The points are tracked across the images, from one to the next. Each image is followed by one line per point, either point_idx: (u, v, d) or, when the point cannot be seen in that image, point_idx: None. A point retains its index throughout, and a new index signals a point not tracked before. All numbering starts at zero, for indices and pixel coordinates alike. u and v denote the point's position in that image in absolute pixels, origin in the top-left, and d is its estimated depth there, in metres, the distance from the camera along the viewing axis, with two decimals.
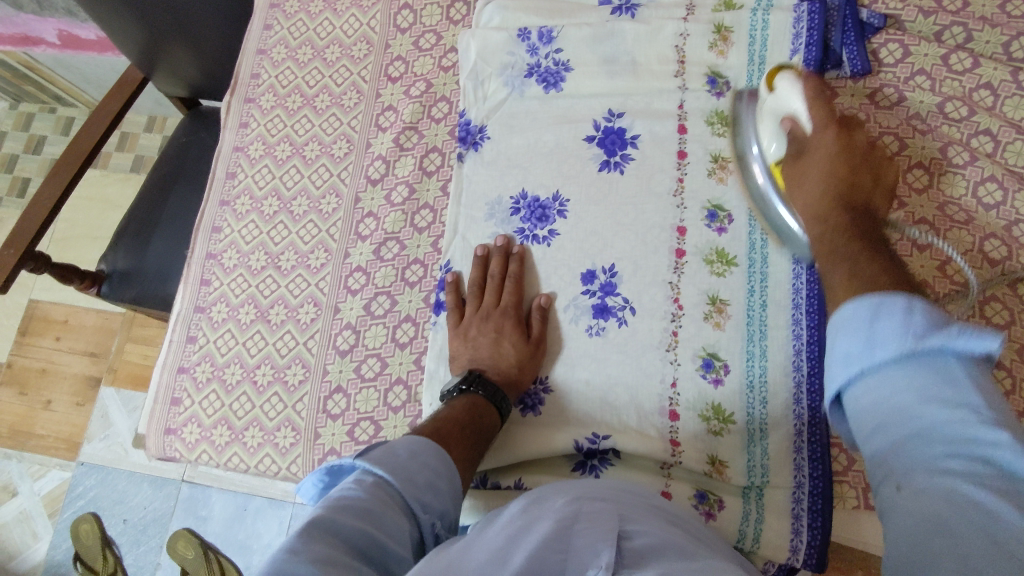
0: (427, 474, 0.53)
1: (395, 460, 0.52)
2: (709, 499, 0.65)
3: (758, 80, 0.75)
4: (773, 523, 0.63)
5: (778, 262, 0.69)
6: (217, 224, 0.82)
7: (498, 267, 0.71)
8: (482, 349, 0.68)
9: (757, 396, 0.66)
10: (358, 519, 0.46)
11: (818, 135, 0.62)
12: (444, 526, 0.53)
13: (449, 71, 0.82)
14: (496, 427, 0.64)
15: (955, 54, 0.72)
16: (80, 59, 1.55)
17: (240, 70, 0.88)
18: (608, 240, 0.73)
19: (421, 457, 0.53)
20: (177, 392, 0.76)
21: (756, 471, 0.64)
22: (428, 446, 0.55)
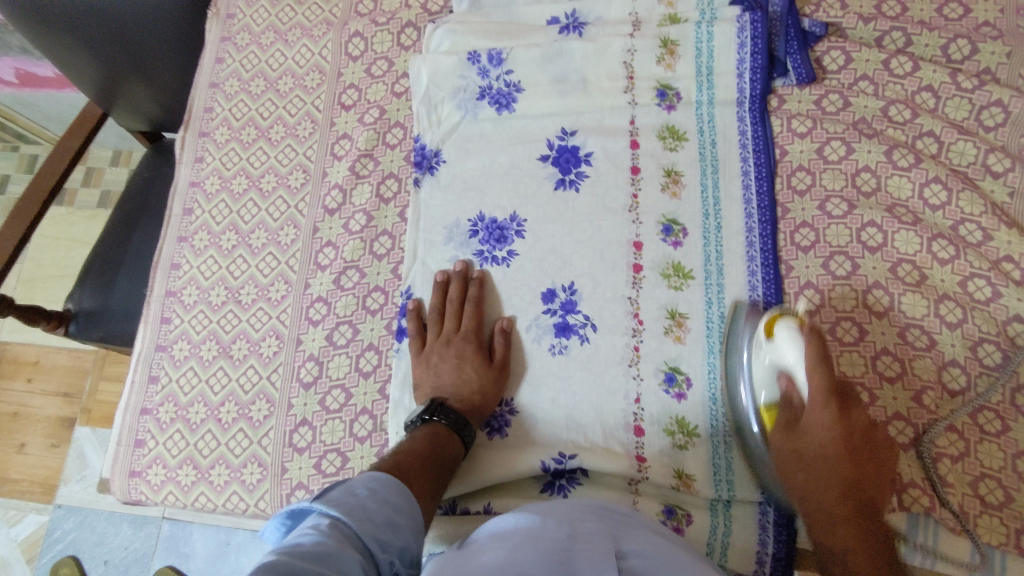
0: (385, 512, 0.53)
1: (354, 500, 0.52)
2: (678, 514, 0.65)
3: (707, 92, 0.76)
4: (740, 533, 0.64)
5: (732, 272, 0.71)
6: (175, 261, 0.81)
7: (457, 292, 0.71)
8: (445, 376, 0.68)
9: (720, 406, 0.67)
10: (315, 562, 0.44)
11: (815, 411, 0.57)
12: (402, 562, 0.52)
13: (402, 96, 0.83)
14: (459, 456, 0.63)
15: (896, 58, 0.73)
16: (39, 97, 1.54)
17: (192, 104, 0.87)
18: (567, 260, 0.73)
19: (381, 495, 0.53)
20: (141, 433, 0.75)
21: (722, 481, 0.65)
22: (388, 482, 0.55)
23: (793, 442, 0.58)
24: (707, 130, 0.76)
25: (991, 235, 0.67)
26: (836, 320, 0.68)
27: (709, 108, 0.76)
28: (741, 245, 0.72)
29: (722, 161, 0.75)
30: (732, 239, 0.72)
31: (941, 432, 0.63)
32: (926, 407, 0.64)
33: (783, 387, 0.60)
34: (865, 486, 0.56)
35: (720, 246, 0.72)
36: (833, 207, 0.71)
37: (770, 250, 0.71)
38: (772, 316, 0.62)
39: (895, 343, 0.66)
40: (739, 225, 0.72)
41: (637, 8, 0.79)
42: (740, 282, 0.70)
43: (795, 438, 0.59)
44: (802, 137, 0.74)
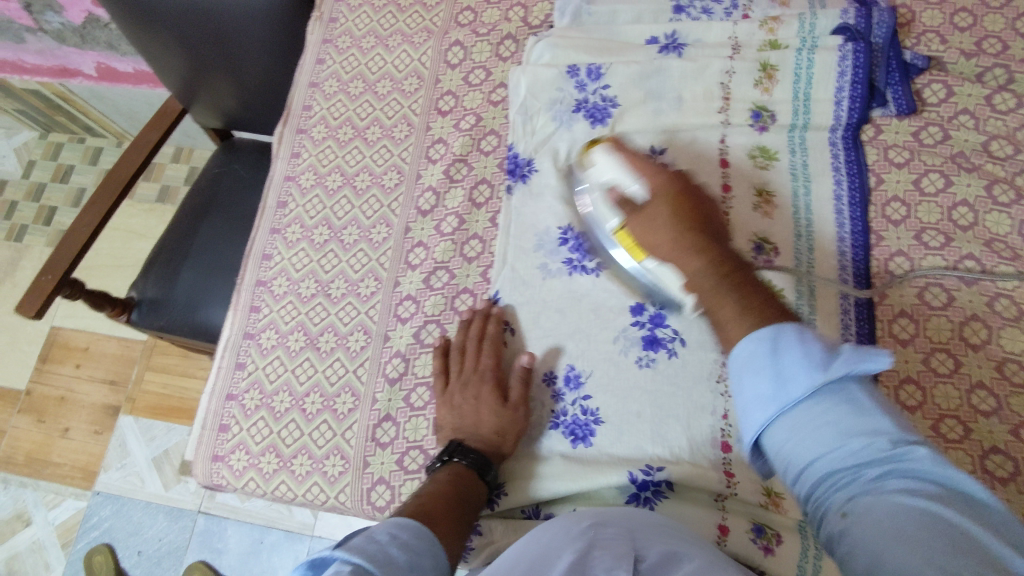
0: (408, 557, 0.48)
1: (376, 547, 0.48)
2: (767, 533, 0.64)
3: (802, 116, 0.77)
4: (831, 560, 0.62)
5: (825, 295, 0.70)
6: (267, 252, 0.83)
7: (478, 330, 0.72)
8: (464, 417, 0.68)
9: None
10: None
11: (653, 191, 0.66)
12: None
13: (498, 105, 0.84)
14: (481, 496, 0.63)
15: (999, 94, 0.74)
16: (114, 91, 1.58)
17: (292, 102, 0.90)
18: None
19: (404, 539, 0.50)
20: (225, 418, 0.76)
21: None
22: (408, 525, 0.51)
23: (638, 219, 0.66)
24: (798, 151, 0.76)
25: None
26: (931, 350, 0.67)
27: (802, 132, 0.77)
28: (834, 270, 0.72)
29: (814, 182, 0.75)
30: (823, 262, 0.72)
31: None
32: None
33: (652, 234, 0.65)
34: (722, 260, 0.60)
35: (812, 267, 0.72)
36: (929, 238, 0.71)
37: (862, 275, 0.71)
38: (591, 140, 0.74)
39: (991, 377, 0.65)
40: (830, 249, 0.73)
41: (736, 33, 0.80)
42: (832, 297, 0.70)
43: (642, 226, 0.66)
44: (899, 167, 0.74)
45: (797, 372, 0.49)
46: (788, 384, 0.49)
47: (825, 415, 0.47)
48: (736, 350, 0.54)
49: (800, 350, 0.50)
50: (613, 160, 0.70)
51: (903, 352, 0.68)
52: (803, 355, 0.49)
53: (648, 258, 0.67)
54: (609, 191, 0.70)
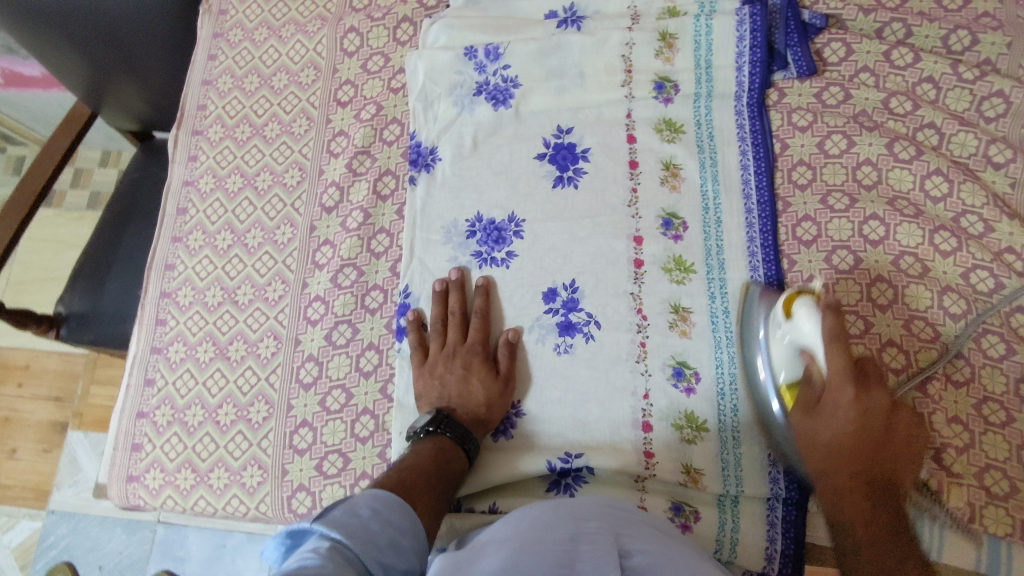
0: (389, 532, 0.51)
1: (357, 521, 0.51)
2: (685, 510, 0.64)
3: (706, 87, 0.75)
4: (749, 529, 0.63)
5: (735, 267, 0.70)
6: (170, 262, 0.80)
7: (459, 303, 0.71)
8: (451, 388, 0.67)
9: (728, 400, 0.66)
10: None
11: (841, 392, 0.58)
12: None
13: (399, 92, 0.81)
14: (464, 472, 0.63)
15: (897, 49, 0.73)
16: (24, 97, 1.51)
17: (185, 102, 0.86)
18: (566, 259, 0.72)
19: (384, 515, 0.52)
20: (138, 437, 0.74)
21: (730, 474, 0.64)
22: (389, 499, 0.54)
23: (807, 419, 0.59)
24: (704, 123, 0.75)
25: (992, 227, 0.67)
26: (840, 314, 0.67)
27: (707, 101, 0.75)
28: (742, 240, 0.71)
29: (720, 152, 0.74)
30: (731, 231, 0.72)
31: (946, 424, 0.62)
32: (932, 398, 0.63)
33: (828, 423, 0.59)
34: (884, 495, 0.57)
35: (720, 239, 0.71)
36: (834, 201, 0.71)
37: (771, 244, 0.70)
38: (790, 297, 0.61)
39: (900, 335, 0.66)
40: (739, 219, 0.72)
41: (636, 3, 0.78)
42: (741, 265, 0.70)
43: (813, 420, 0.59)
44: (803, 130, 0.74)
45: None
46: None
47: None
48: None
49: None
50: (822, 333, 0.57)
51: None
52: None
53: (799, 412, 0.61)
54: (801, 353, 0.60)
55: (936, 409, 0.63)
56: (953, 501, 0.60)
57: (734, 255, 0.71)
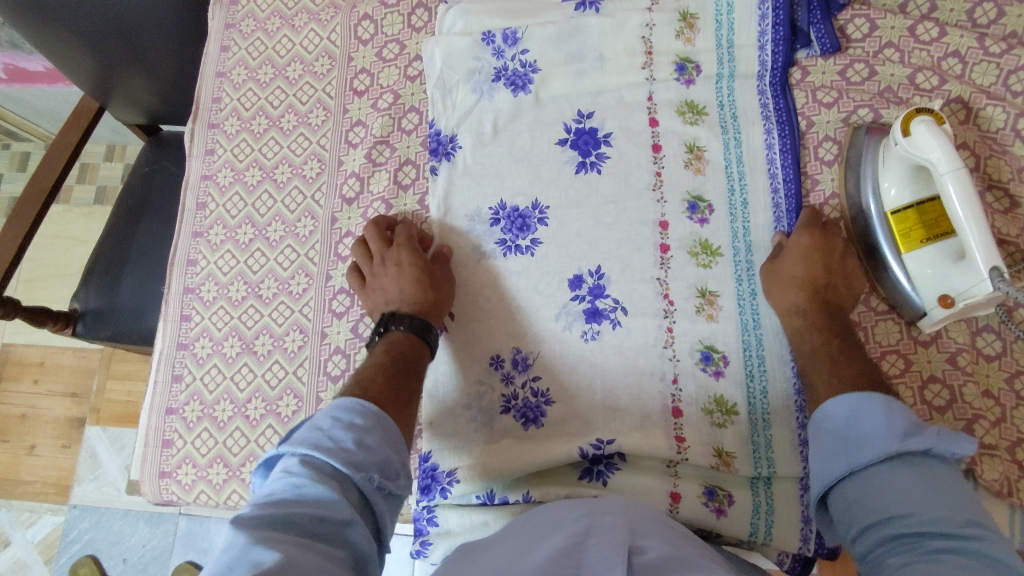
0: (355, 433, 0.52)
1: (320, 432, 0.51)
2: (719, 495, 0.64)
3: (728, 67, 0.74)
4: (783, 512, 0.64)
5: (761, 250, 0.70)
6: (191, 257, 0.80)
7: (379, 222, 0.74)
8: (389, 288, 0.69)
9: (757, 383, 0.66)
10: (282, 505, 0.45)
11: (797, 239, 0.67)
12: (389, 475, 0.51)
13: (416, 80, 0.80)
14: (423, 353, 0.65)
15: (922, 24, 0.72)
16: (29, 92, 1.50)
17: (199, 96, 0.85)
18: (592, 247, 0.72)
19: (345, 419, 0.53)
20: (167, 433, 0.74)
21: (762, 456, 0.64)
22: (353, 406, 0.54)
23: (773, 262, 0.67)
24: (727, 104, 0.74)
25: (1018, 201, 0.68)
26: None
27: (729, 82, 0.75)
28: (768, 221, 0.71)
29: (744, 132, 0.74)
30: (757, 214, 0.71)
31: (978, 397, 0.64)
32: (963, 369, 0.65)
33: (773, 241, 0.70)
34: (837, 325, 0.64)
35: (747, 221, 0.71)
36: None
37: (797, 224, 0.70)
38: (908, 113, 0.63)
39: None
40: (765, 201, 0.72)
41: None
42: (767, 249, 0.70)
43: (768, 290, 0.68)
44: (828, 107, 0.73)
45: (876, 435, 0.53)
46: (863, 449, 0.54)
47: (885, 474, 0.52)
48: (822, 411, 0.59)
49: (884, 412, 0.54)
50: (939, 144, 0.60)
51: None
52: (884, 419, 0.54)
53: (927, 240, 0.63)
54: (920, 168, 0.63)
55: (968, 380, 0.65)
56: (988, 474, 0.62)
57: (761, 239, 0.71)
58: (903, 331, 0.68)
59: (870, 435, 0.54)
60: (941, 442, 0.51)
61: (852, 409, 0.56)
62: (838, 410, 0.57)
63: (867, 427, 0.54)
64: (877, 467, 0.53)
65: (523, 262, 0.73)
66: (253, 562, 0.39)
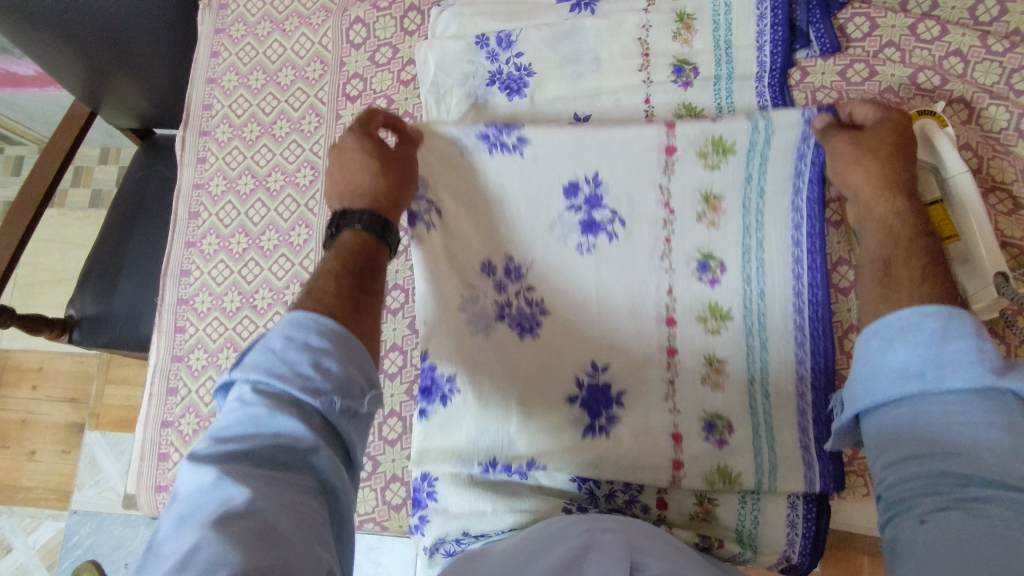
0: (310, 354, 0.47)
1: (273, 352, 0.47)
2: (718, 426, 0.63)
3: (725, 35, 0.73)
4: (785, 456, 0.62)
5: (779, 147, 0.66)
6: (185, 268, 0.79)
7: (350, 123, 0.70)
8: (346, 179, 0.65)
9: (757, 340, 0.65)
10: (240, 442, 0.42)
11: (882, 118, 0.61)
12: (349, 395, 0.47)
13: (409, 85, 0.79)
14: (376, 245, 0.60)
15: (923, 22, 0.71)
16: (21, 97, 1.49)
17: (191, 103, 0.84)
18: (591, 143, 0.68)
19: (297, 338, 0.47)
20: (163, 447, 0.73)
21: (754, 355, 0.64)
22: (307, 321, 0.48)
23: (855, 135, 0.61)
24: (725, 107, 0.72)
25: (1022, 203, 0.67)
26: None
27: (728, 84, 0.73)
28: (795, 115, 0.65)
29: None
30: (782, 112, 0.65)
31: None
32: None
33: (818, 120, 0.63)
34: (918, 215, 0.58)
35: (759, 223, 0.67)
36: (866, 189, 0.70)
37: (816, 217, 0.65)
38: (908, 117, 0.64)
39: None
40: (783, 199, 0.66)
41: None
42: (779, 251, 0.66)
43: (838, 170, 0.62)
44: None
45: (958, 363, 0.47)
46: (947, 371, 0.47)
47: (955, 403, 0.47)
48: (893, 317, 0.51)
49: (972, 342, 0.47)
50: (942, 144, 0.62)
51: (845, 300, 0.68)
52: (972, 346, 0.47)
53: None
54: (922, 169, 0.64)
55: None
56: None
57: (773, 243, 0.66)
58: None
59: (952, 361, 0.47)
60: None
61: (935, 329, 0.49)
62: (917, 321, 0.50)
63: (951, 350, 0.47)
64: (953, 395, 0.47)
65: (511, 161, 0.69)
66: (218, 503, 0.38)
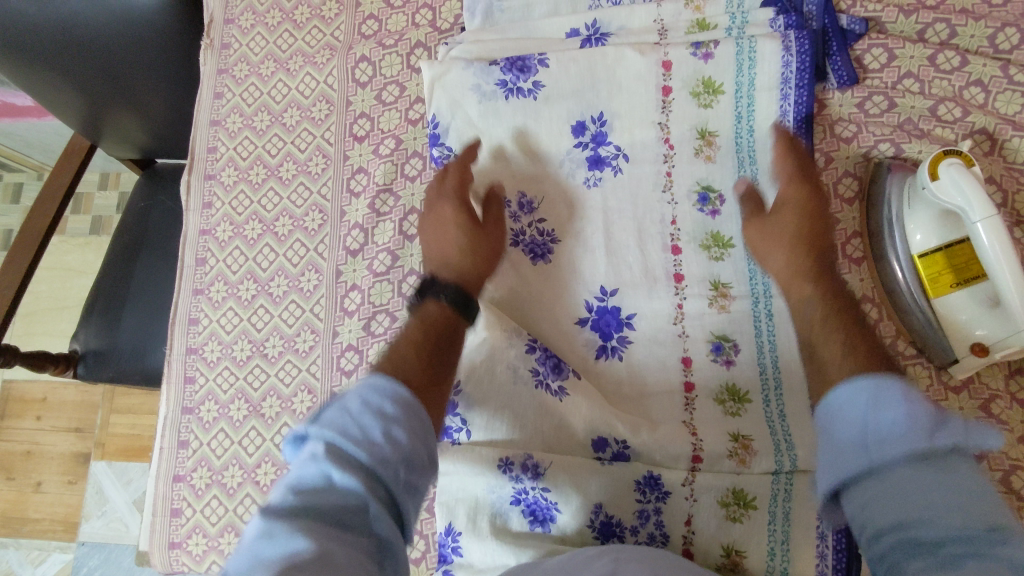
0: (385, 418, 0.46)
1: (351, 416, 0.45)
2: (725, 347, 0.68)
3: (740, 14, 0.72)
4: (795, 412, 0.65)
5: (763, 86, 0.70)
6: (193, 316, 0.77)
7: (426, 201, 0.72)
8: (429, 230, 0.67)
9: (764, 323, 0.67)
10: (313, 497, 0.40)
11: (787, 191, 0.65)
12: (413, 463, 0.45)
13: (417, 123, 0.77)
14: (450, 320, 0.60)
15: (942, 53, 0.69)
16: (18, 126, 1.47)
17: (195, 146, 0.83)
18: (592, 98, 0.72)
19: (376, 400, 0.46)
20: (176, 502, 0.72)
21: (758, 280, 0.69)
22: (387, 385, 0.48)
23: (762, 221, 0.65)
24: (745, 134, 0.71)
25: None
26: (898, 333, 0.66)
27: (750, 113, 0.71)
28: (777, 52, 0.69)
29: (760, 164, 0.71)
30: (772, 54, 0.69)
31: (1014, 445, 0.61)
32: (997, 418, 0.62)
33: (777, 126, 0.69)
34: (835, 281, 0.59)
35: None
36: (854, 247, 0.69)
37: None
38: (936, 155, 0.60)
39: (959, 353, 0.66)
40: None
41: (662, 15, 0.74)
42: None
43: (762, 254, 0.65)
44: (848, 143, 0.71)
45: (892, 432, 0.42)
46: (881, 448, 0.42)
47: (913, 481, 0.40)
48: (831, 397, 0.47)
49: (900, 406, 0.43)
50: (969, 186, 0.57)
51: None
52: (903, 408, 0.42)
53: (957, 287, 0.61)
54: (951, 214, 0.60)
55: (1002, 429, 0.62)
56: None
57: None
58: (933, 376, 0.65)
59: (884, 432, 0.42)
60: (967, 433, 0.41)
61: (862, 404, 0.44)
62: (849, 397, 0.46)
63: (885, 420, 0.43)
64: (901, 467, 0.41)
65: (525, 104, 0.73)
66: (286, 552, 0.36)
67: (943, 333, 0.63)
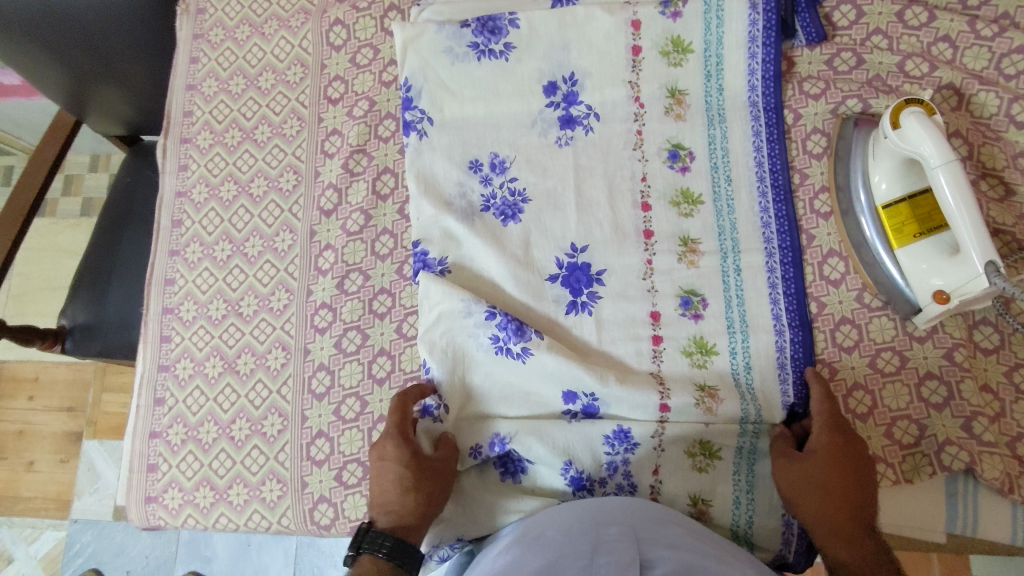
0: None
1: None
2: (694, 301, 0.68)
3: None
4: (762, 366, 0.66)
5: (732, 44, 0.71)
6: (170, 276, 0.78)
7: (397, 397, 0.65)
8: (376, 490, 0.62)
9: (733, 278, 0.68)
10: None
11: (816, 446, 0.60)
12: None
13: (390, 85, 0.78)
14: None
15: (910, 8, 0.70)
16: (5, 106, 1.48)
17: (171, 110, 0.83)
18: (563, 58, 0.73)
19: None
20: (152, 458, 0.72)
21: (726, 236, 0.69)
22: None
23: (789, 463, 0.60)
24: (714, 93, 0.72)
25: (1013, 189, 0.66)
26: (864, 286, 0.67)
27: (718, 72, 0.72)
28: (744, 11, 0.70)
29: (728, 123, 0.71)
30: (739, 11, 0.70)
31: (975, 392, 0.62)
32: (960, 365, 0.63)
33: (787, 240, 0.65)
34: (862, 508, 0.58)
35: (730, 198, 0.70)
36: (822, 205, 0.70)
37: (781, 187, 0.70)
38: (897, 105, 0.61)
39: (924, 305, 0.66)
40: (749, 175, 0.70)
41: None
42: (752, 225, 0.69)
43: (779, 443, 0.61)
44: (816, 98, 0.72)
45: None
46: None
47: None
48: None
49: None
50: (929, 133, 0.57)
51: (836, 293, 0.67)
52: None
53: (920, 235, 0.61)
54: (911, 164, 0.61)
55: (965, 376, 0.62)
56: (989, 473, 0.60)
57: (745, 201, 0.70)
58: (898, 327, 0.65)
59: None
60: None
61: None
62: None
63: None
64: None
65: (496, 66, 0.73)
66: None
67: (908, 282, 0.63)
